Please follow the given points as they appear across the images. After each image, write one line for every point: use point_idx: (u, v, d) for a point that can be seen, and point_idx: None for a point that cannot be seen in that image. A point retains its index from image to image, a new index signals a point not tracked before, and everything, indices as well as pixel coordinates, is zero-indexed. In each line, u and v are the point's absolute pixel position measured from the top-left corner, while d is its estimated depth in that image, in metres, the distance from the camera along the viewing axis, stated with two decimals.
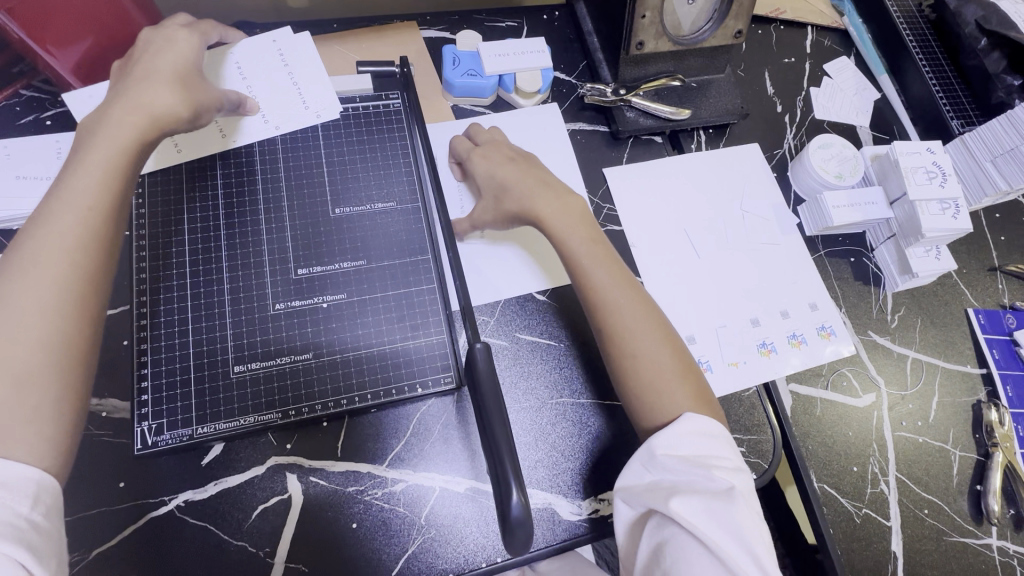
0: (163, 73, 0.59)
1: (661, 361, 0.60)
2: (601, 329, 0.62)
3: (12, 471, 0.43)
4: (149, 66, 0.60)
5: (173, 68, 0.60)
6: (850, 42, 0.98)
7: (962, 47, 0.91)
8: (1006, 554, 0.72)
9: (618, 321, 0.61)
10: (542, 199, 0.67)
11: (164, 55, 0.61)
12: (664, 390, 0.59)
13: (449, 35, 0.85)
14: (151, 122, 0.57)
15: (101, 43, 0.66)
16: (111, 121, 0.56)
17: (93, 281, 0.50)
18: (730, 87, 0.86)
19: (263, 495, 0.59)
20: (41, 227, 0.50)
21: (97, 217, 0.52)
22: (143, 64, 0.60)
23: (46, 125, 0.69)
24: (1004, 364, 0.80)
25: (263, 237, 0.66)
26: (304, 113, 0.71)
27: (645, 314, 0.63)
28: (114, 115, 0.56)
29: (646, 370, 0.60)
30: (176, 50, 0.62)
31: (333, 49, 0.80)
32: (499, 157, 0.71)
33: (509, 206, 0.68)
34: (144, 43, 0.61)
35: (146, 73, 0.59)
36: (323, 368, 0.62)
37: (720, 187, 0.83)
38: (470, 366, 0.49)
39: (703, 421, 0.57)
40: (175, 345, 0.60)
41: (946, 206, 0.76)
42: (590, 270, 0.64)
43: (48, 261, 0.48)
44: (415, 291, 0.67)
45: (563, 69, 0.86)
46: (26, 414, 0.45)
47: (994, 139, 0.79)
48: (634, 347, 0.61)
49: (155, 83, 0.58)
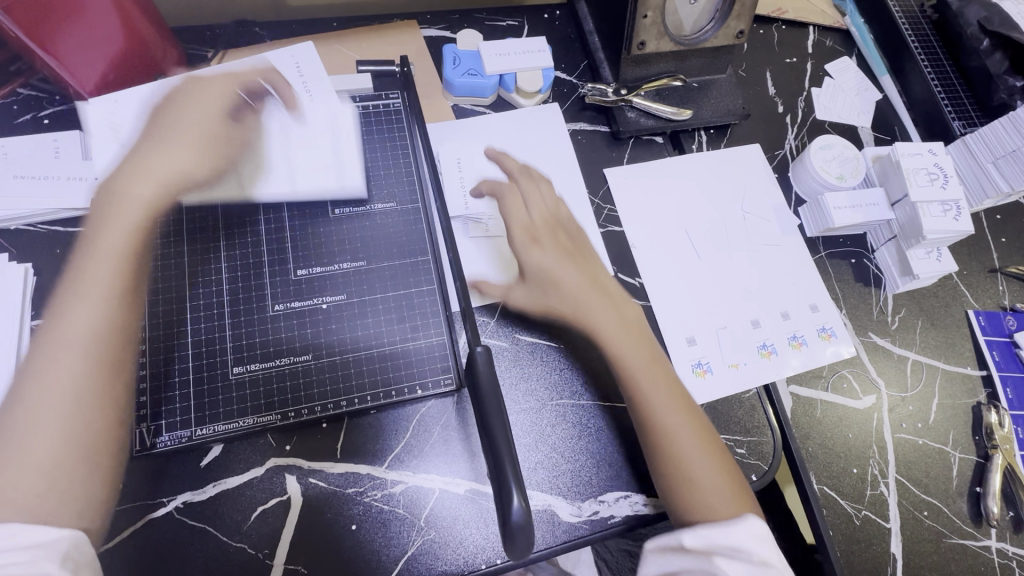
0: (188, 134, 0.65)
1: (714, 476, 0.60)
2: (653, 448, 0.62)
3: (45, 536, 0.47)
4: (176, 125, 0.65)
5: (190, 128, 0.65)
6: (851, 42, 0.98)
7: (964, 48, 0.91)
8: (1005, 556, 0.72)
9: (667, 429, 0.62)
10: (595, 303, 0.70)
11: (190, 115, 0.66)
12: (709, 493, 0.59)
13: (449, 34, 0.85)
14: (166, 188, 0.63)
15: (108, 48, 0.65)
16: (133, 192, 0.63)
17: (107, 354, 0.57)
18: (731, 88, 0.85)
19: (262, 496, 0.59)
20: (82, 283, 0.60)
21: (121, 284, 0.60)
22: (169, 116, 0.65)
23: (44, 124, 0.68)
24: (1005, 365, 0.80)
25: (263, 236, 0.66)
26: (303, 110, 0.71)
27: (693, 419, 0.63)
28: (134, 185, 0.63)
29: (700, 489, 0.59)
30: (205, 103, 0.66)
31: (332, 48, 0.79)
32: (551, 242, 0.71)
33: (563, 308, 0.69)
34: (170, 97, 0.66)
35: (168, 134, 0.64)
36: (323, 369, 0.62)
37: (722, 187, 0.82)
38: (470, 368, 0.49)
39: (756, 524, 0.56)
40: (173, 347, 0.60)
41: (948, 207, 0.75)
42: (649, 395, 0.65)
43: (86, 321, 0.58)
44: (415, 292, 0.67)
45: (563, 69, 0.85)
46: (44, 470, 0.50)
47: (995, 141, 0.78)
48: (687, 462, 0.60)
49: (182, 150, 0.64)
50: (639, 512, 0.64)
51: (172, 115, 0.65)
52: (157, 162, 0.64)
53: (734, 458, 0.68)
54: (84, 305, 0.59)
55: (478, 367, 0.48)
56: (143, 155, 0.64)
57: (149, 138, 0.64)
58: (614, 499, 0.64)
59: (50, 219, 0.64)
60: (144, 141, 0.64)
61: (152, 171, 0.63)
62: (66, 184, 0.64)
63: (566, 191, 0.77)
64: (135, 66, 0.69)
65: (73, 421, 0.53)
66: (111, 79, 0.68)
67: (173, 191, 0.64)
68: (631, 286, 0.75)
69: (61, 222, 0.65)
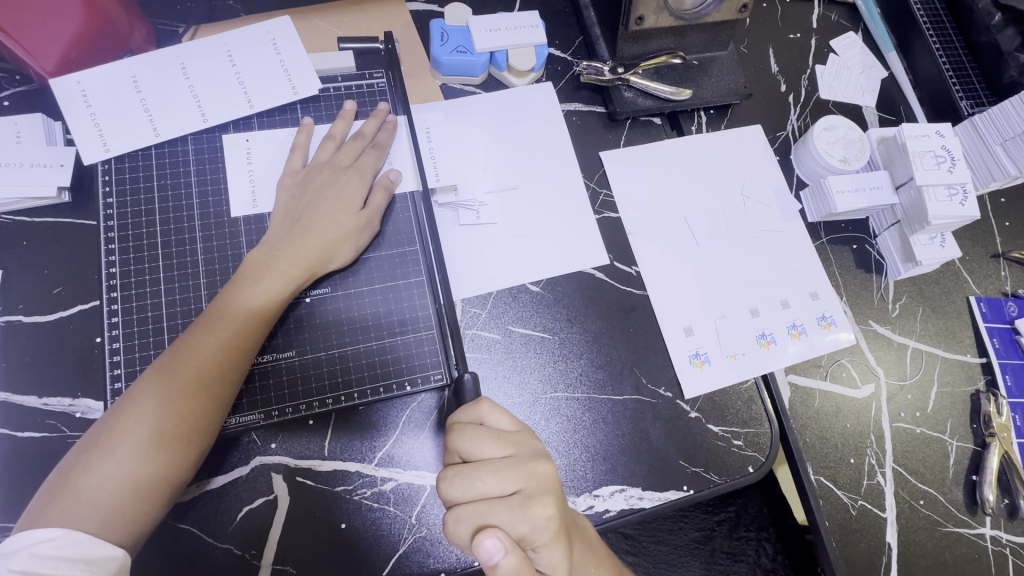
0: (347, 220, 0.61)
1: None
2: None
3: (100, 551, 0.46)
4: (330, 213, 0.60)
5: (342, 211, 0.61)
6: (857, 16, 0.93)
7: (974, 23, 0.87)
8: (999, 543, 0.72)
9: None
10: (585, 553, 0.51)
11: (340, 204, 0.61)
12: None
13: (436, 8, 0.80)
14: (311, 272, 0.59)
15: (76, 32, 0.61)
16: (291, 252, 0.58)
17: (212, 394, 0.52)
18: (733, 66, 0.82)
19: (248, 495, 0.57)
20: (233, 299, 0.55)
21: (264, 322, 0.56)
22: (315, 208, 0.60)
23: (4, 106, 0.64)
24: (1005, 353, 0.79)
25: (240, 226, 0.62)
26: (282, 92, 0.66)
27: None
28: (300, 244, 0.58)
29: None
30: (350, 196, 0.62)
31: (312, 24, 0.75)
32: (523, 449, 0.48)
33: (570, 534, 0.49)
34: (318, 187, 0.61)
35: (319, 219, 0.60)
36: (307, 366, 0.60)
37: (722, 170, 0.79)
38: (459, 393, 0.53)
39: None
40: (149, 344, 0.57)
41: (953, 191, 0.73)
42: None
43: (187, 352, 0.53)
44: (403, 284, 0.64)
45: (557, 46, 0.81)
46: (113, 505, 0.48)
47: (1004, 122, 0.75)
48: None
49: (338, 231, 0.60)
50: (634, 505, 0.63)
51: (321, 201, 0.60)
52: (276, 230, 0.60)
53: (731, 449, 0.67)
54: (205, 335, 0.53)
55: (465, 394, 0.52)
56: (301, 230, 0.59)
57: (278, 224, 0.60)
58: (609, 493, 0.63)
59: (13, 208, 0.61)
60: (282, 231, 0.59)
61: (299, 251, 0.58)
62: (28, 171, 0.60)
63: (560, 176, 0.74)
64: (100, 42, 0.63)
65: (152, 459, 0.49)
66: (74, 58, 0.63)
67: (323, 263, 0.60)
68: (627, 275, 0.72)
69: (25, 211, 0.62)
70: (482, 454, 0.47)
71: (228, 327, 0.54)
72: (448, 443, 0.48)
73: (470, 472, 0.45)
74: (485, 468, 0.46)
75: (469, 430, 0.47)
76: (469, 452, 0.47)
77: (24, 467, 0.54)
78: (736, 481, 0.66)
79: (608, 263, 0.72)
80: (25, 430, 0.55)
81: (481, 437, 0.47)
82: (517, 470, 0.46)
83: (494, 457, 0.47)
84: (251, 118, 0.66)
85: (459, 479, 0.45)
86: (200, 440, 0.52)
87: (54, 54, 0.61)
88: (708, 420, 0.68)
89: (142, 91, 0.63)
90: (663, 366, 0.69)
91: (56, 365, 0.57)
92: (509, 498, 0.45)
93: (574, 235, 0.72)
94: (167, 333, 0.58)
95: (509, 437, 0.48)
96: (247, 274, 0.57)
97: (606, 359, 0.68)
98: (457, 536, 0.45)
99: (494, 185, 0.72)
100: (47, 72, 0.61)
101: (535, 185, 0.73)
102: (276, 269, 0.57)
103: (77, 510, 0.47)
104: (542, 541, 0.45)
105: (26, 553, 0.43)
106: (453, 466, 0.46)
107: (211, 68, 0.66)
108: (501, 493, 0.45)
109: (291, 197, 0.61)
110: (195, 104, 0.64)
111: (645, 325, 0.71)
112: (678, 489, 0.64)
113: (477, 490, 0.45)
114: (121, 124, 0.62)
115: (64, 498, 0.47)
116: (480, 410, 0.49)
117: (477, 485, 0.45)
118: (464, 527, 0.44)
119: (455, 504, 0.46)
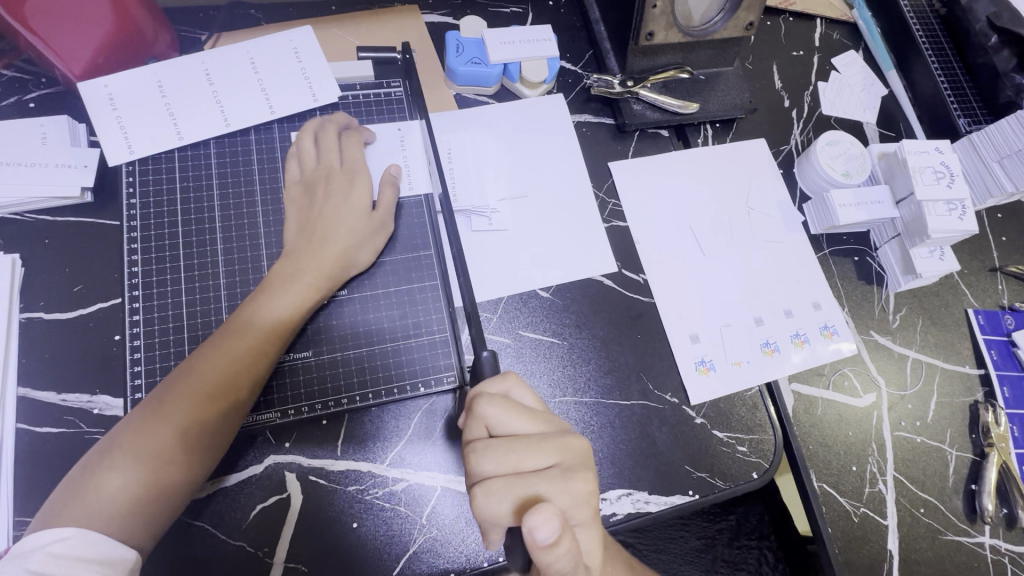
0: (362, 227, 0.62)
1: None
2: None
3: (113, 552, 0.46)
4: (343, 216, 0.62)
5: (360, 220, 0.62)
6: (858, 36, 0.97)
7: (971, 44, 0.90)
8: (999, 552, 0.73)
9: None
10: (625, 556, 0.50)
11: (356, 211, 0.62)
12: None
13: (452, 20, 0.82)
14: (332, 284, 0.60)
15: (106, 42, 0.63)
16: (314, 262, 0.59)
17: (233, 401, 0.53)
18: (739, 81, 0.84)
19: (261, 494, 0.58)
20: (256, 307, 0.57)
21: (285, 332, 0.57)
22: (330, 218, 0.61)
23: (30, 107, 0.66)
24: (1002, 365, 0.80)
25: (262, 231, 0.64)
26: (302, 98, 0.68)
27: None
28: (323, 254, 0.60)
29: None
30: (366, 203, 0.63)
31: (330, 33, 0.77)
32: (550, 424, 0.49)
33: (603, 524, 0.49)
34: (334, 194, 0.63)
35: (337, 228, 0.61)
36: (323, 367, 0.61)
37: (726, 182, 0.81)
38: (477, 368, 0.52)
39: None
40: (170, 343, 0.58)
41: (953, 206, 0.75)
42: None
43: (212, 357, 0.54)
44: (418, 287, 0.66)
45: (568, 59, 0.84)
46: (130, 507, 0.48)
47: (1001, 140, 0.78)
48: None
49: (355, 238, 0.62)
50: (640, 509, 0.64)
51: (335, 208, 0.62)
52: (294, 236, 0.61)
53: (736, 455, 0.68)
54: (230, 341, 0.54)
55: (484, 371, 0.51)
56: (319, 239, 0.60)
57: (299, 232, 0.62)
58: (616, 496, 0.64)
59: (36, 208, 0.62)
60: (305, 239, 0.61)
61: (324, 260, 0.60)
62: (53, 172, 0.61)
63: (570, 186, 0.76)
64: (126, 49, 0.65)
65: (172, 463, 0.50)
66: (102, 63, 0.64)
67: (344, 270, 0.61)
68: (635, 283, 0.74)
69: (48, 211, 0.63)
70: (511, 429, 0.47)
71: (252, 334, 0.55)
72: (474, 414, 0.48)
73: (504, 445, 0.46)
74: (518, 442, 0.46)
75: (498, 400, 0.48)
76: (496, 424, 0.48)
77: (40, 462, 0.54)
78: (741, 487, 0.67)
79: (616, 271, 0.74)
80: (43, 425, 0.56)
81: (510, 410, 0.48)
82: (550, 442, 0.47)
83: (521, 431, 0.47)
84: (272, 123, 0.68)
85: (492, 453, 0.46)
86: (217, 448, 0.53)
87: (83, 58, 0.63)
88: (714, 426, 0.69)
89: (166, 98, 0.65)
90: (671, 372, 0.71)
91: (74, 362, 0.58)
92: (547, 471, 0.46)
93: (585, 241, 0.74)
94: (187, 331, 0.59)
95: (536, 413, 0.49)
96: (272, 284, 0.58)
97: (613, 364, 0.70)
98: (489, 512, 0.45)
99: (505, 193, 0.73)
100: (77, 78, 0.64)
101: (545, 193, 0.75)
102: (300, 279, 0.58)
103: (95, 510, 0.48)
104: (581, 517, 0.46)
105: (42, 552, 0.43)
106: (483, 440, 0.47)
107: (234, 75, 0.67)
108: (537, 467, 0.46)
109: (307, 205, 0.63)
110: (218, 108, 0.66)
111: (653, 331, 0.72)
112: (684, 493, 0.66)
113: (511, 464, 0.46)
114: (145, 127, 0.64)
115: (83, 497, 0.48)
116: (507, 384, 0.50)
117: (511, 458, 0.46)
118: (501, 501, 0.44)
119: (485, 479, 0.46)
